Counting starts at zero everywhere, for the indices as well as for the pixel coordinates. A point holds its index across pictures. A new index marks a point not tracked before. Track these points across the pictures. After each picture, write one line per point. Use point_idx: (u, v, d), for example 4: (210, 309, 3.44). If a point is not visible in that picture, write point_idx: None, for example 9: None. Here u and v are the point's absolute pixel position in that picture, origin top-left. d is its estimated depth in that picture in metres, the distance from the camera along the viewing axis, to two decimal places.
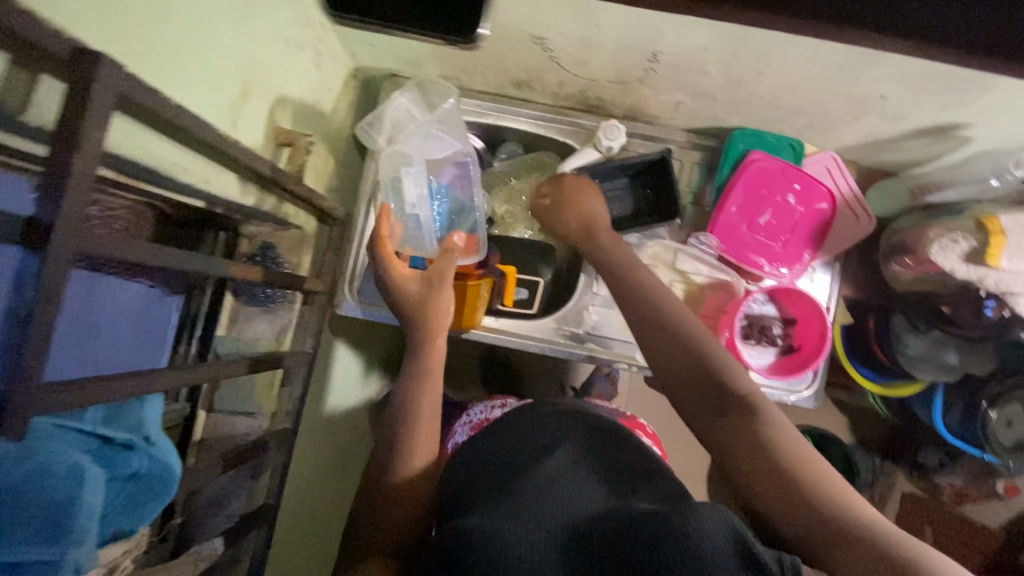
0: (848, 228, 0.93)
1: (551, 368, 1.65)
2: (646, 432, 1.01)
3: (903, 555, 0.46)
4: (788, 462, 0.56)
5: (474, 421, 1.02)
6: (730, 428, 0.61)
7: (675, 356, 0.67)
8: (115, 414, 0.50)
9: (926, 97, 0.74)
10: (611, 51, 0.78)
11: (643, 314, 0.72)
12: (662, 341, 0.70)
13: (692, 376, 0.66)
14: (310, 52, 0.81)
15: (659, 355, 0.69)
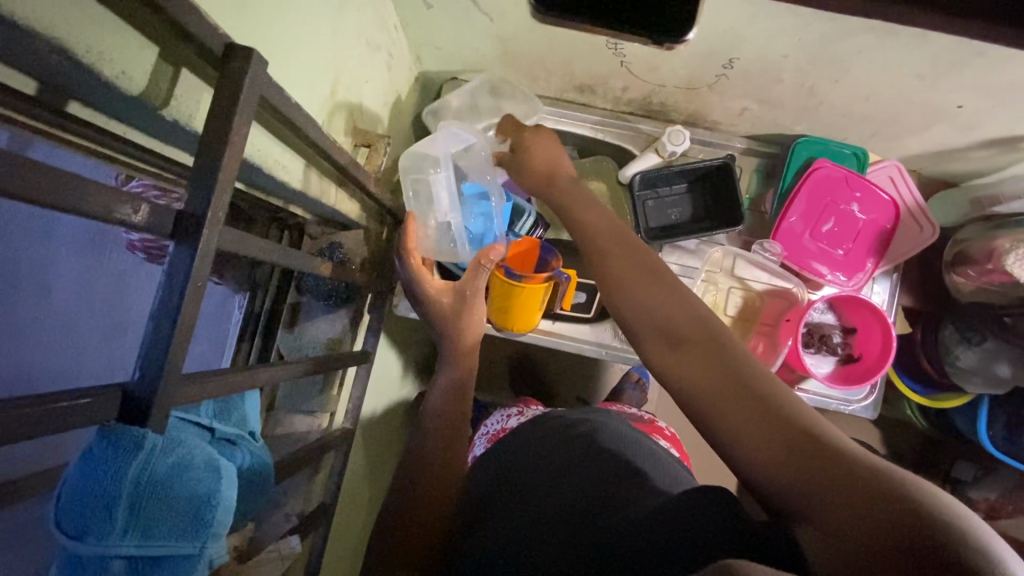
0: (911, 237, 0.93)
1: (582, 373, 1.65)
2: (665, 436, 1.01)
3: (898, 489, 0.37)
4: (760, 399, 0.48)
5: (490, 432, 1.02)
6: (695, 367, 0.53)
7: (642, 303, 0.61)
8: (223, 409, 0.51)
9: (1006, 107, 0.74)
10: (687, 57, 0.78)
11: (616, 261, 0.66)
12: (624, 285, 0.63)
13: (658, 320, 0.59)
14: (384, 53, 0.81)
15: (624, 303, 0.63)
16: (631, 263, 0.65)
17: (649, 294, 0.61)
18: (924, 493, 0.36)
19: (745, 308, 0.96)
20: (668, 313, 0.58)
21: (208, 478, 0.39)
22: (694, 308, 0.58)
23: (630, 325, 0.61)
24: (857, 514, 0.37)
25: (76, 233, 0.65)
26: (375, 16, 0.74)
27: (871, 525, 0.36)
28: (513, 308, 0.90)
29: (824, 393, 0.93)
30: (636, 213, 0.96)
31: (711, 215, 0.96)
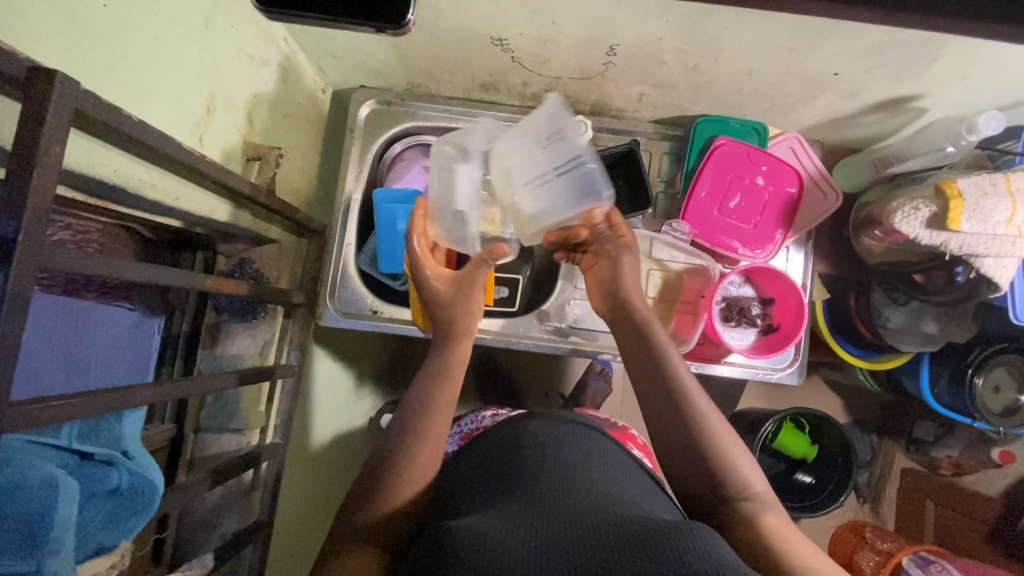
0: (816, 205, 0.95)
1: (545, 370, 1.66)
2: (637, 445, 1.01)
3: None
4: (792, 551, 0.60)
5: (466, 432, 1.02)
6: (741, 518, 0.64)
7: (678, 438, 0.69)
8: (93, 431, 0.51)
9: (877, 71, 0.77)
10: (570, 47, 0.80)
11: (651, 391, 0.72)
12: (671, 426, 0.70)
13: (704, 473, 0.68)
14: (276, 67, 0.82)
15: (671, 440, 0.70)
16: (672, 404, 0.71)
17: (699, 438, 0.69)
18: None
19: (665, 287, 0.97)
20: (713, 465, 0.67)
21: (43, 496, 0.38)
22: (739, 464, 0.67)
23: (677, 469, 0.70)
24: None
25: None
26: (257, 31, 0.75)
27: None
28: None
29: (749, 364, 0.95)
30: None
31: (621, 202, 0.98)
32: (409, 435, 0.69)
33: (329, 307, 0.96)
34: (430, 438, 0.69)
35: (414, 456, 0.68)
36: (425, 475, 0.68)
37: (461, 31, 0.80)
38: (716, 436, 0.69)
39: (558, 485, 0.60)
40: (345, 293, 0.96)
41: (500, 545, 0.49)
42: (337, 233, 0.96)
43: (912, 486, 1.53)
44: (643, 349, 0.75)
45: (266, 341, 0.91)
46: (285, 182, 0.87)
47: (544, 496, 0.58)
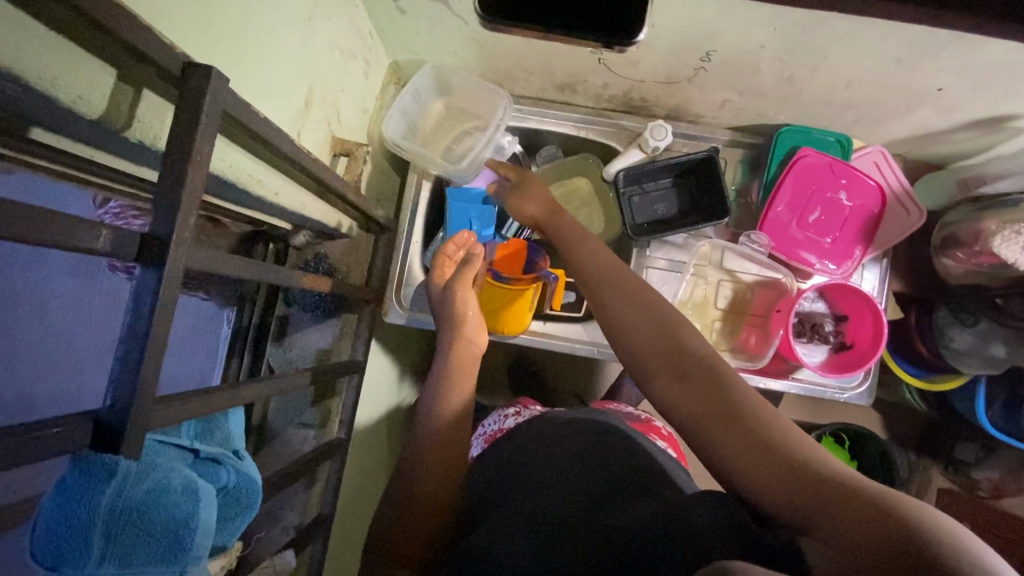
0: (898, 223, 0.92)
1: (581, 373, 1.65)
2: (662, 436, 1.00)
3: (883, 502, 0.40)
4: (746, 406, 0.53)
5: (489, 433, 1.01)
6: (709, 404, 0.55)
7: (630, 322, 0.67)
8: (205, 429, 0.51)
9: (985, 88, 0.74)
10: (664, 51, 0.78)
11: (599, 285, 0.72)
12: (635, 335, 0.65)
13: (666, 367, 0.61)
14: (360, 61, 0.80)
15: (632, 336, 0.66)
16: (617, 284, 0.71)
17: (650, 320, 0.66)
18: (912, 509, 0.39)
19: (736, 300, 0.96)
20: (672, 337, 0.63)
21: (187, 502, 0.40)
22: (687, 334, 0.63)
23: (637, 356, 0.65)
24: (851, 525, 0.40)
25: (70, 267, 0.69)
26: (348, 25, 0.74)
27: (869, 543, 0.38)
28: (502, 308, 0.89)
29: (819, 381, 0.92)
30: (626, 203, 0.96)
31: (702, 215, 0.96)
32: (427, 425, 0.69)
33: (394, 306, 0.94)
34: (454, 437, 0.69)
35: (439, 467, 0.67)
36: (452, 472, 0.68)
37: None
38: (665, 312, 0.66)
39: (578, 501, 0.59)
40: (411, 292, 0.95)
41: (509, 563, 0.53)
42: (406, 231, 0.95)
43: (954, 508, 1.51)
44: (592, 261, 0.75)
45: (336, 335, 0.90)
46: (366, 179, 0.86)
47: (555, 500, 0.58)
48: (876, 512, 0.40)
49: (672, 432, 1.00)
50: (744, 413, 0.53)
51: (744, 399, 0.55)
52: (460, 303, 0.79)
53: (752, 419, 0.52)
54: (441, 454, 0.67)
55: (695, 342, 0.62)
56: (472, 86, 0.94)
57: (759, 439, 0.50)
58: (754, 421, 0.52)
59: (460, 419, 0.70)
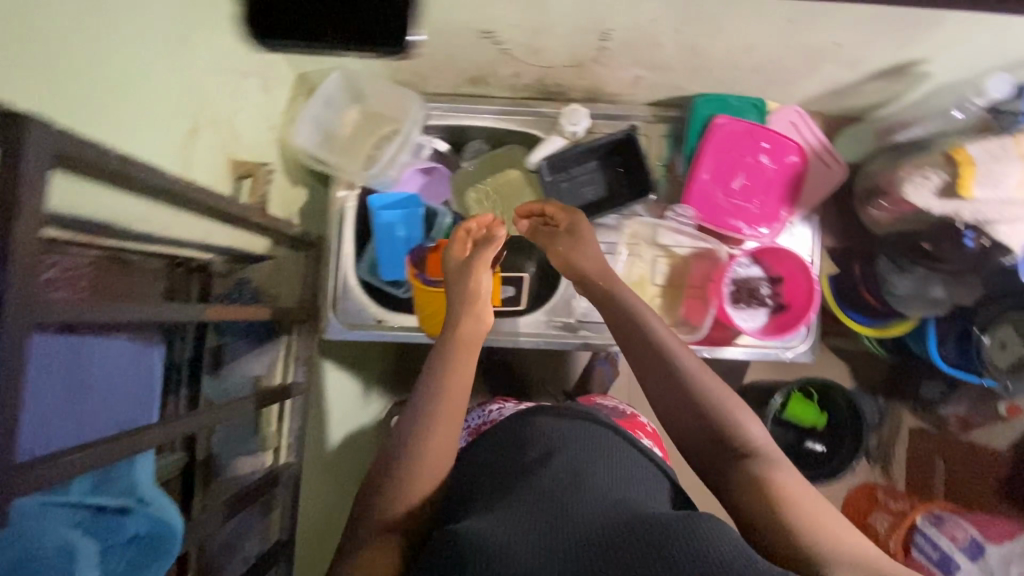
0: (822, 178, 0.93)
1: (552, 360, 1.65)
2: (647, 432, 1.01)
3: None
4: (789, 490, 0.57)
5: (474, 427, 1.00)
6: (743, 475, 0.60)
7: (675, 403, 0.69)
8: (104, 479, 0.49)
9: (880, 39, 0.74)
10: (561, 35, 0.77)
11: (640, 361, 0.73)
12: (670, 398, 0.69)
13: (707, 437, 0.66)
14: (256, 77, 0.78)
15: (679, 421, 0.68)
16: (657, 354, 0.71)
17: (696, 404, 0.67)
18: None
19: (673, 274, 0.96)
20: (721, 423, 0.66)
21: (60, 564, 0.43)
22: (738, 418, 0.65)
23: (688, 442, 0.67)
24: None
25: None
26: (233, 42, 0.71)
27: None
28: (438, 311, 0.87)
29: (763, 345, 0.93)
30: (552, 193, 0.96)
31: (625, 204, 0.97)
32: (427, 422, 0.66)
33: (333, 320, 0.94)
34: (439, 425, 0.66)
35: (425, 453, 0.64)
36: (437, 465, 0.65)
37: (447, 24, 0.76)
38: (709, 391, 0.68)
39: (585, 487, 0.55)
40: (348, 304, 0.94)
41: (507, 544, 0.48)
42: (335, 243, 0.94)
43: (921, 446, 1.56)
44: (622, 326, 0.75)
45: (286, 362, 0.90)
46: (272, 199, 0.82)
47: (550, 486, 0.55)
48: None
49: (656, 429, 1.00)
50: (768, 483, 0.58)
51: (769, 470, 0.60)
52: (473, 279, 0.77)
53: (789, 502, 0.55)
54: (432, 449, 0.65)
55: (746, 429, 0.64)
56: (386, 91, 0.93)
57: (777, 507, 0.55)
58: (778, 493, 0.56)
59: (451, 419, 0.67)
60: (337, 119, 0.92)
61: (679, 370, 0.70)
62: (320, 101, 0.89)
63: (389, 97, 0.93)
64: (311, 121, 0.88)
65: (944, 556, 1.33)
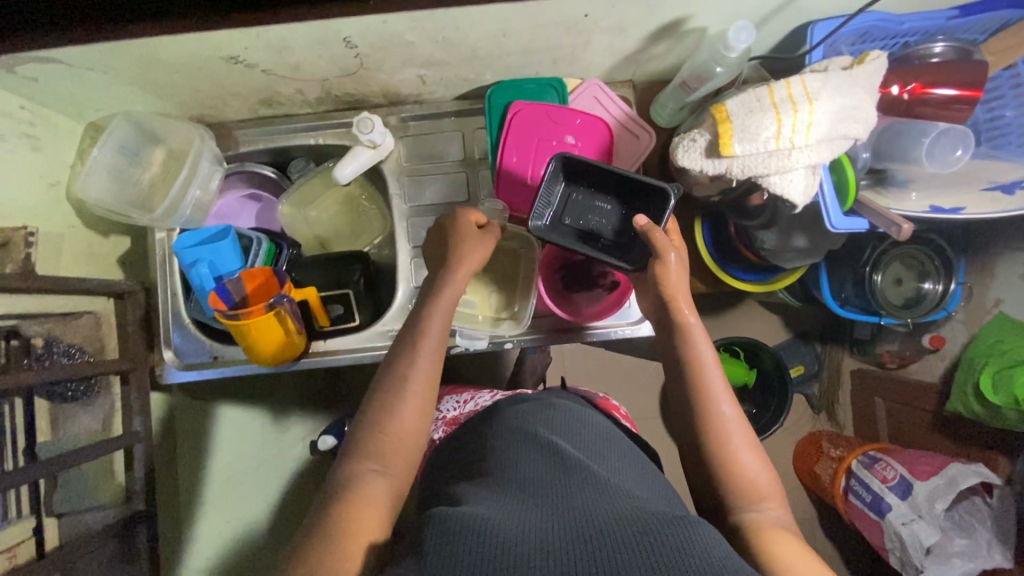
0: (632, 149, 0.91)
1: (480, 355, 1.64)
2: (622, 414, 1.12)
3: None
4: (775, 544, 0.62)
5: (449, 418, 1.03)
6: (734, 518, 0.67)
7: (693, 432, 0.73)
8: None
9: (623, 4, 0.72)
10: (306, 49, 0.75)
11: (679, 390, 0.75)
12: (688, 425, 0.74)
13: (710, 473, 0.71)
14: (17, 139, 0.77)
15: (697, 448, 0.72)
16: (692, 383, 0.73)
17: (713, 438, 0.71)
18: None
19: (501, 268, 0.96)
20: (720, 460, 0.70)
21: None
22: (742, 458, 0.70)
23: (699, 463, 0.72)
24: None
25: None
26: None
27: None
28: (256, 342, 0.85)
29: (604, 325, 0.93)
30: (548, 204, 0.83)
31: (624, 249, 0.83)
32: (390, 418, 0.69)
33: (167, 364, 0.95)
34: (410, 403, 0.70)
35: (399, 434, 0.68)
36: (406, 448, 0.68)
37: (184, 56, 0.74)
38: (727, 433, 0.71)
39: (584, 483, 0.62)
40: (178, 344, 0.95)
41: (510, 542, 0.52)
42: (159, 289, 0.95)
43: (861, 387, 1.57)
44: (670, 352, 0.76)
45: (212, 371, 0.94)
46: (56, 263, 0.81)
47: (564, 495, 0.61)
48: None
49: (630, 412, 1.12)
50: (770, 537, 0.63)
51: (763, 523, 0.65)
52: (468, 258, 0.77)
53: (776, 556, 0.60)
54: (402, 431, 0.69)
55: (750, 468, 0.69)
56: (180, 130, 0.92)
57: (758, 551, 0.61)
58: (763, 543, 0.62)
59: (422, 425, 0.70)
60: (129, 165, 0.91)
61: (706, 398, 0.72)
62: (105, 149, 0.87)
63: (182, 135, 0.92)
64: (98, 170, 0.87)
65: (875, 497, 1.33)
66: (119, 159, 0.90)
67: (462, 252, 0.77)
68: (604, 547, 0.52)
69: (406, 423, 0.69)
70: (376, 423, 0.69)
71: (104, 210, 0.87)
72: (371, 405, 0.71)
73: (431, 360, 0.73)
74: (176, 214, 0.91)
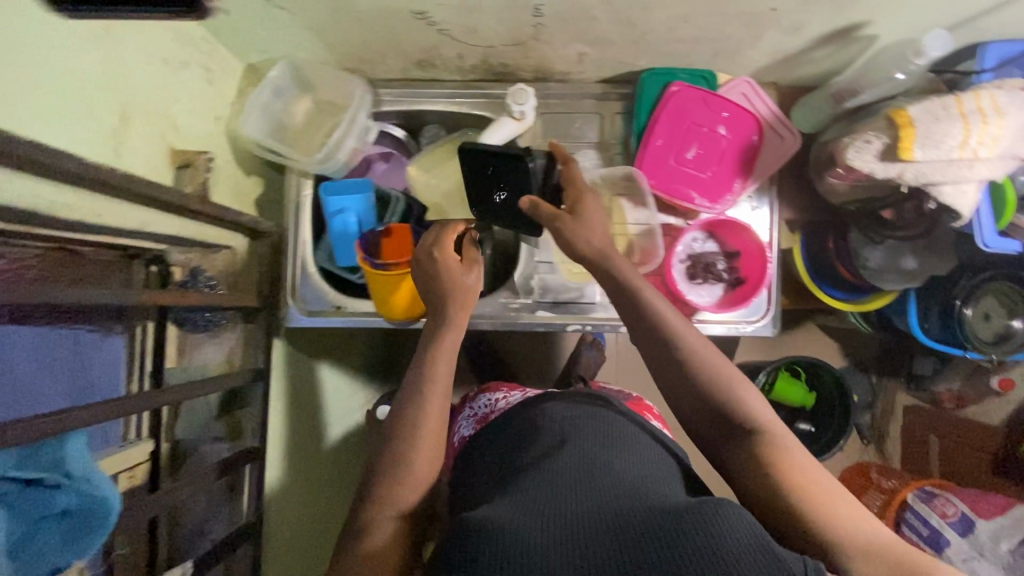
0: (774, 149, 0.92)
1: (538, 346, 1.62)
2: (654, 416, 1.07)
3: None
4: (791, 474, 0.57)
5: (478, 415, 0.97)
6: (746, 453, 0.61)
7: (683, 391, 0.67)
8: (29, 455, 0.51)
9: (815, 1, 0.73)
10: (493, 13, 0.77)
11: (652, 348, 0.70)
12: (670, 383, 0.68)
13: (707, 417, 0.66)
14: (197, 69, 0.79)
15: (688, 407, 0.67)
16: (660, 343, 0.68)
17: (701, 387, 0.66)
18: None
19: (623, 254, 0.94)
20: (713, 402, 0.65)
21: None
22: (737, 394, 0.65)
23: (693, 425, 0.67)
24: None
25: None
26: (167, 33, 0.72)
27: None
28: (391, 297, 0.87)
29: (719, 320, 0.93)
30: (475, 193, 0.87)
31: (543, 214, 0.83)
32: (399, 452, 0.67)
33: (293, 308, 0.97)
34: (422, 444, 0.68)
35: (410, 470, 0.66)
36: (422, 482, 0.67)
37: (377, 5, 0.76)
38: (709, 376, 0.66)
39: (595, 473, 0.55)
40: (305, 290, 0.97)
41: (517, 542, 0.47)
42: (292, 235, 0.96)
43: (916, 423, 1.52)
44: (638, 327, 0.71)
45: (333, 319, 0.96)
46: (216, 191, 0.84)
47: (562, 486, 0.54)
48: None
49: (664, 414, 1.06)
50: (778, 475, 0.58)
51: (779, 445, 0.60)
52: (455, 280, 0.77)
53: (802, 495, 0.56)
54: (415, 476, 0.66)
55: (747, 402, 0.64)
56: (336, 80, 0.93)
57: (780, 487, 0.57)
58: (780, 472, 0.58)
59: (433, 460, 0.68)
60: (286, 109, 0.93)
61: (676, 348, 0.68)
62: (265, 90, 0.89)
63: (336, 86, 0.94)
64: (257, 110, 0.89)
65: (933, 532, 1.18)
66: (277, 103, 0.92)
67: (456, 296, 0.77)
68: (609, 548, 0.46)
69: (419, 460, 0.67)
70: (395, 457, 0.67)
71: (262, 149, 0.89)
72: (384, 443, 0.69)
73: (430, 388, 0.72)
74: (330, 159, 0.91)
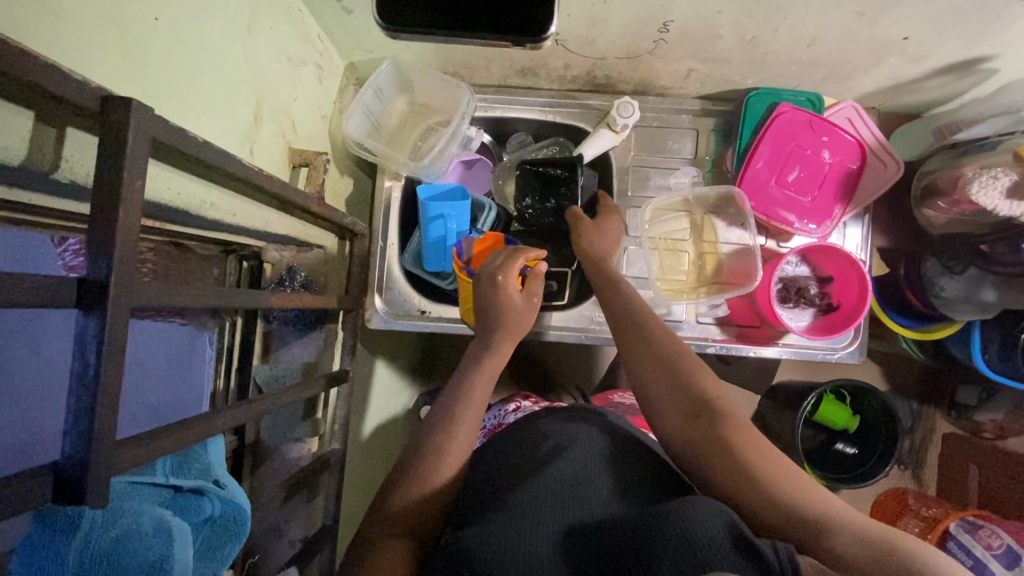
0: (875, 176, 0.91)
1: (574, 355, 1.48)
2: None
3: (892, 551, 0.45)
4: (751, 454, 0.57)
5: (488, 428, 0.97)
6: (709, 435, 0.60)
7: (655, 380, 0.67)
8: (182, 463, 0.52)
9: (951, 33, 0.72)
10: (619, 27, 0.76)
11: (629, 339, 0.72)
12: (640, 369, 0.69)
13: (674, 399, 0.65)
14: (312, 67, 0.78)
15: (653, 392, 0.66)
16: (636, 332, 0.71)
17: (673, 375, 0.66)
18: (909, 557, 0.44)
19: (712, 273, 0.94)
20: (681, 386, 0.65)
21: (159, 544, 0.40)
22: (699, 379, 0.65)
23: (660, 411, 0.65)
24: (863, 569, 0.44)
25: None
26: (294, 31, 0.71)
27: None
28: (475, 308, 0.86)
29: (808, 344, 0.93)
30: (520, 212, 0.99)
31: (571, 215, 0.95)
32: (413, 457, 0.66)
33: (377, 311, 0.95)
34: (452, 453, 0.65)
35: (422, 471, 0.64)
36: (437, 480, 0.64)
37: None
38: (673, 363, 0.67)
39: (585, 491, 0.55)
40: (392, 293, 0.96)
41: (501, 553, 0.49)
42: (381, 235, 0.95)
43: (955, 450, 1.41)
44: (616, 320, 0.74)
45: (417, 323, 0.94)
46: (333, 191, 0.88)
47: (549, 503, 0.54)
48: (890, 562, 0.44)
49: None
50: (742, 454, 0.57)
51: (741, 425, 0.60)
52: (506, 300, 0.77)
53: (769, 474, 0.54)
54: (441, 475, 0.64)
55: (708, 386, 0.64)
56: (434, 83, 0.91)
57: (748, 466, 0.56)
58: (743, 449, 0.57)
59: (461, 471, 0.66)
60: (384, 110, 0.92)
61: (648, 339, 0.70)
62: (369, 91, 0.87)
63: (433, 89, 0.92)
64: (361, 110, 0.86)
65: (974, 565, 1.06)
66: (376, 103, 0.90)
67: (508, 325, 0.76)
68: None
69: (439, 468, 0.64)
70: (404, 488, 0.63)
71: (362, 150, 0.88)
72: (393, 478, 0.65)
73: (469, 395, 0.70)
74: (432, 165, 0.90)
